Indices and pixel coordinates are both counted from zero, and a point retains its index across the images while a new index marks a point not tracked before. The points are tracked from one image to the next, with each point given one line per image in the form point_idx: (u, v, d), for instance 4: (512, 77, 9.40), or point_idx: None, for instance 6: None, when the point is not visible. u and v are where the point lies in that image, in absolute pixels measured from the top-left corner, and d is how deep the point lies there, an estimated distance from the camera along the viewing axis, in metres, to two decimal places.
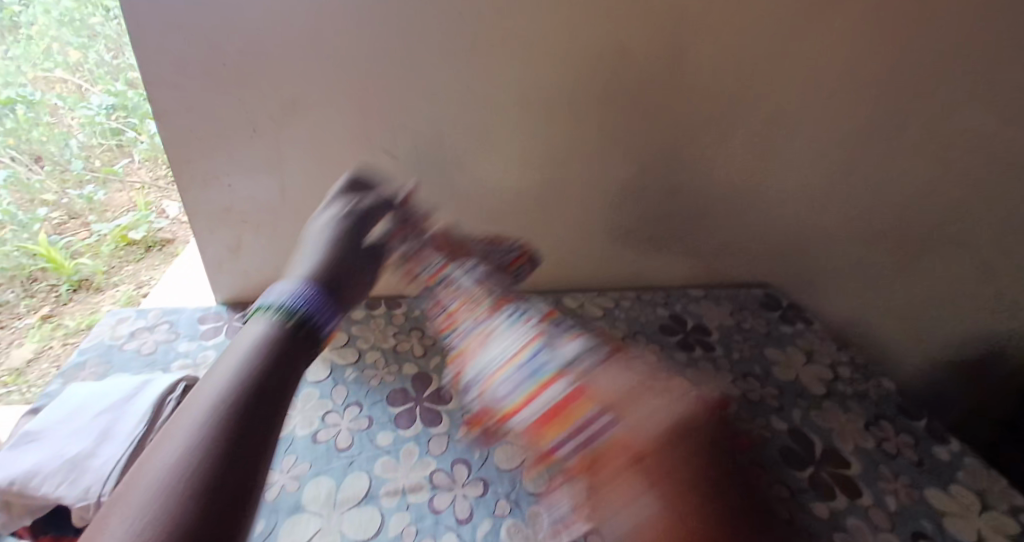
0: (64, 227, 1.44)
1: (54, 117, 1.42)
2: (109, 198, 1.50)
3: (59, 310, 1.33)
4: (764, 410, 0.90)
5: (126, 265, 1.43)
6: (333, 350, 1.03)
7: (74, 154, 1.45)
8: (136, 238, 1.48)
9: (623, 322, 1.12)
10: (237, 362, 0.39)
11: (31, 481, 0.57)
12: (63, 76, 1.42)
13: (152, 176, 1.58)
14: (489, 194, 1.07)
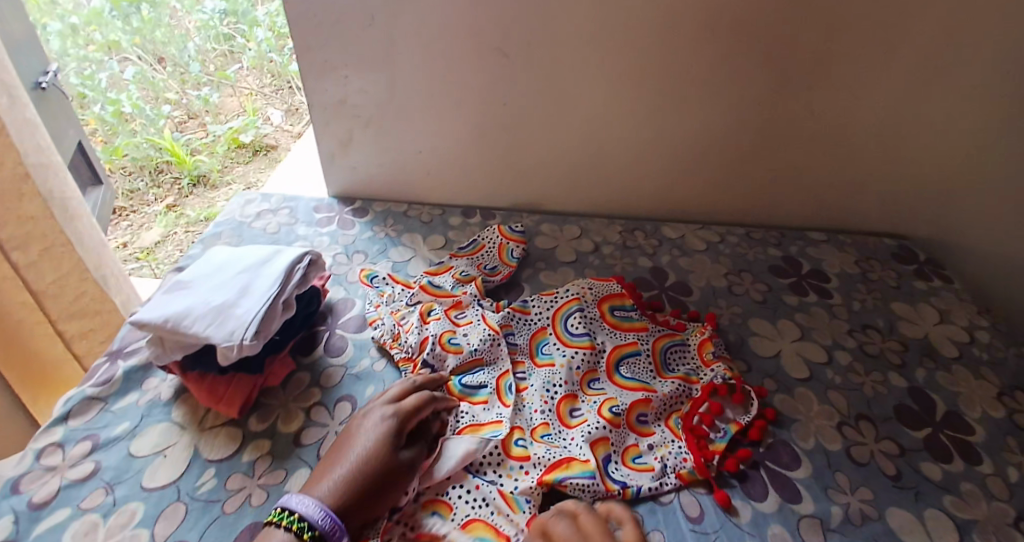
0: (185, 125, 1.78)
1: (175, 20, 1.75)
2: (222, 102, 1.82)
3: (182, 202, 1.64)
4: (882, 364, 0.83)
5: (238, 166, 1.70)
6: (432, 251, 1.02)
7: (192, 57, 1.78)
8: (246, 141, 1.72)
9: (728, 258, 1.04)
10: (356, 457, 0.58)
11: (183, 319, 0.63)
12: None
13: (258, 83, 1.85)
14: (599, 103, 1.02)
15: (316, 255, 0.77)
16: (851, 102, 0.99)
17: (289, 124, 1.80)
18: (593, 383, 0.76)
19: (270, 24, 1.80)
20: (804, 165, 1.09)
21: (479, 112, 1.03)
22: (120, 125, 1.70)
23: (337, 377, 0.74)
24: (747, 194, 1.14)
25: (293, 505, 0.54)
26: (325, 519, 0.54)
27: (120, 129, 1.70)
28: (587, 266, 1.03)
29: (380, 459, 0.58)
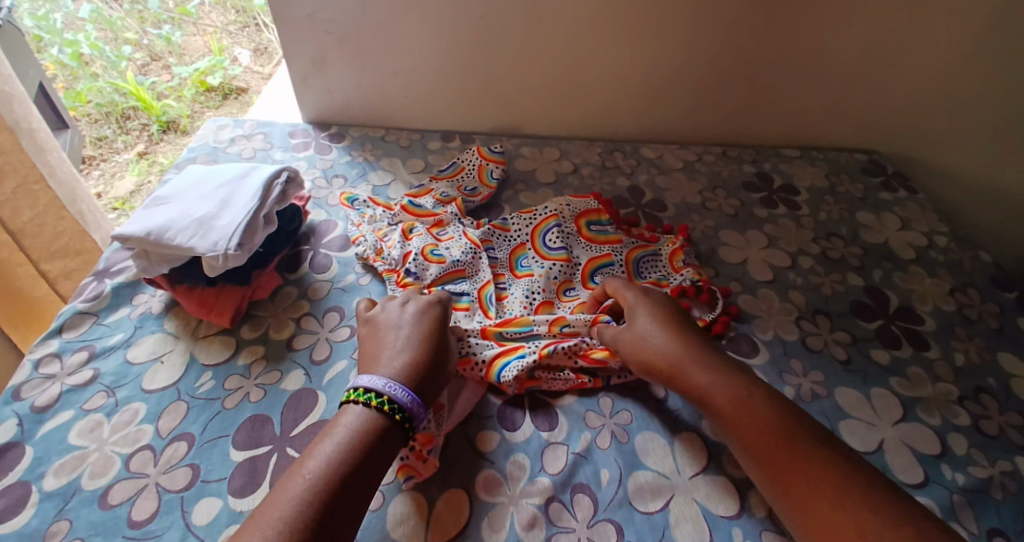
0: (147, 68, 1.70)
1: None
2: (185, 41, 1.75)
3: (153, 148, 1.58)
4: (843, 267, 0.88)
5: (209, 111, 1.65)
6: (412, 175, 1.03)
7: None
8: (214, 85, 1.67)
9: (703, 175, 1.07)
10: (409, 342, 0.60)
11: (166, 232, 0.63)
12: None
13: (222, 21, 1.79)
14: (577, 21, 1.01)
15: (295, 173, 0.77)
16: (830, 14, 0.98)
17: (259, 65, 1.75)
18: (568, 291, 0.79)
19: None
20: (780, 82, 1.09)
21: (455, 31, 1.02)
22: (79, 69, 1.61)
23: (324, 290, 0.76)
24: (724, 114, 1.15)
25: (376, 386, 0.55)
26: (403, 395, 0.55)
27: (80, 74, 1.60)
28: (567, 187, 1.05)
29: (431, 344, 0.61)
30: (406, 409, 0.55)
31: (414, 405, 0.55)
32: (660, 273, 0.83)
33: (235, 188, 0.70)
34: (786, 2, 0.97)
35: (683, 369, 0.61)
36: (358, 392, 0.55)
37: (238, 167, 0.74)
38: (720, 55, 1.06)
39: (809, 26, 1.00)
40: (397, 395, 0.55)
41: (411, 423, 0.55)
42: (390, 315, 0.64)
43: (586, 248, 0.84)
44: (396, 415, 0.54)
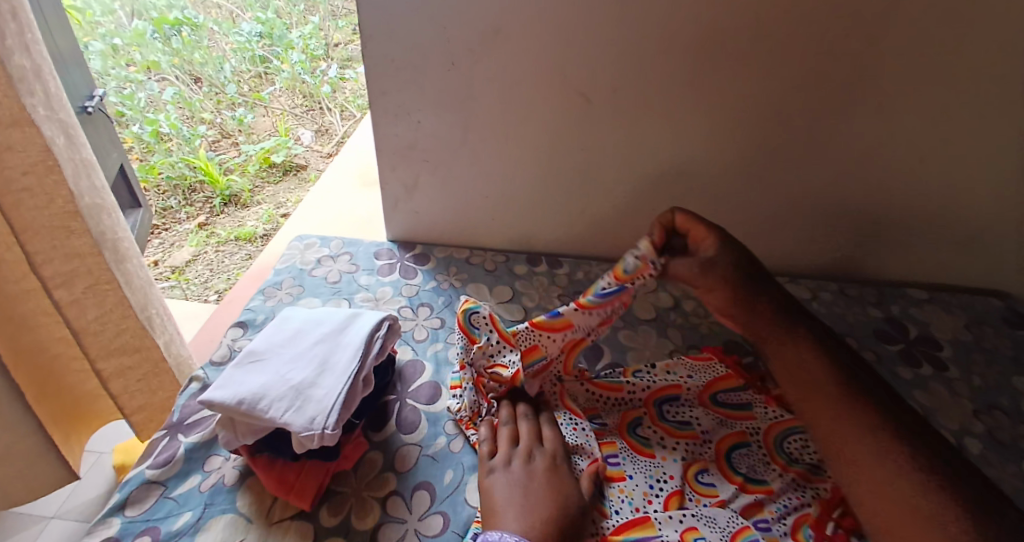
0: (218, 144, 1.72)
1: (212, 43, 1.78)
2: (255, 122, 1.79)
3: (213, 221, 1.57)
4: (1020, 456, 0.75)
5: (268, 186, 1.66)
6: (499, 306, 0.95)
7: (228, 78, 1.78)
8: (276, 161, 1.68)
9: (825, 318, 0.94)
10: (524, 475, 0.62)
11: (258, 402, 0.57)
12: (218, 2, 1.82)
13: (290, 104, 1.83)
14: (687, 151, 0.95)
15: (394, 320, 0.71)
16: (968, 157, 0.90)
17: (320, 145, 1.76)
18: (700, 476, 0.69)
19: (304, 47, 1.86)
20: (906, 222, 1.00)
21: (555, 159, 0.97)
22: (156, 145, 1.62)
23: (412, 458, 0.66)
24: (837, 248, 1.05)
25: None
26: None
27: (156, 149, 1.62)
28: (669, 326, 0.94)
29: (566, 504, 0.59)
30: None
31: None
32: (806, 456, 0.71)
33: (335, 345, 0.64)
34: (919, 147, 0.90)
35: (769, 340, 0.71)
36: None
37: (337, 317, 0.68)
38: (838, 191, 0.97)
39: (943, 167, 0.92)
40: None
41: None
42: (518, 463, 0.63)
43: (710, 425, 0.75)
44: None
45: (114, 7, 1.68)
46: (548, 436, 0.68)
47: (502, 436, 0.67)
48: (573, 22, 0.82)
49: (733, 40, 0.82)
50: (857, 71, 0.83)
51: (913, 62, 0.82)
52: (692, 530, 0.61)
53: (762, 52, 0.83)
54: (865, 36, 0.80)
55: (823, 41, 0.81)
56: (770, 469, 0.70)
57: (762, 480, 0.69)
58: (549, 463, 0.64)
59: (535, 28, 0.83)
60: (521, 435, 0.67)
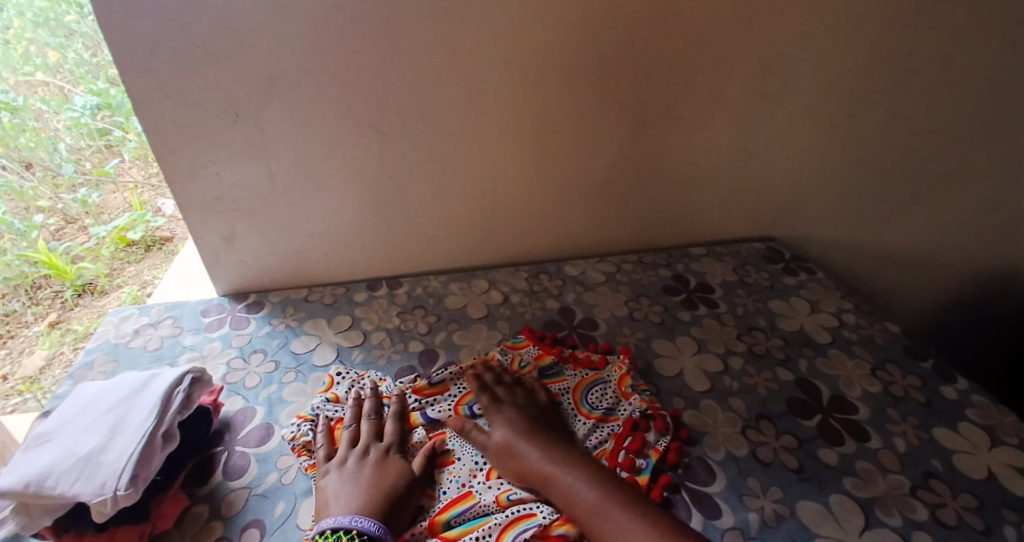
0: (62, 232, 1.55)
1: (40, 123, 1.48)
2: (103, 200, 1.62)
3: (67, 316, 1.45)
4: (770, 362, 0.94)
5: (129, 266, 1.57)
6: (338, 334, 1.00)
7: (65, 158, 1.54)
8: (134, 239, 1.61)
9: (626, 285, 1.12)
10: (362, 463, 0.71)
11: (45, 481, 0.59)
12: (44, 79, 1.47)
13: (143, 175, 1.69)
14: (484, 164, 1.07)
15: (202, 371, 0.75)
16: (702, 133, 1.10)
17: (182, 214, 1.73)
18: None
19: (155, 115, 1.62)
20: (674, 193, 1.18)
21: (366, 189, 1.05)
22: None
23: (241, 501, 0.70)
24: (633, 226, 1.22)
25: (343, 524, 0.62)
26: (366, 524, 0.63)
27: None
28: (500, 319, 1.05)
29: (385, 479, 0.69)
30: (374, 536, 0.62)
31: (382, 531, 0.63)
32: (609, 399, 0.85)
33: (130, 409, 0.67)
34: (662, 130, 1.09)
35: (519, 452, 0.73)
36: (327, 535, 0.62)
37: (135, 381, 0.71)
38: (616, 177, 1.14)
39: (685, 144, 1.11)
40: (364, 527, 0.62)
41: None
42: (351, 461, 0.72)
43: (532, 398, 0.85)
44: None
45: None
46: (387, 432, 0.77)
47: (345, 436, 0.76)
48: (342, 66, 0.91)
49: (484, 61, 0.95)
50: (592, 76, 1.00)
51: (629, 63, 0.99)
52: (506, 491, 0.71)
53: (513, 72, 0.97)
54: (586, 46, 0.96)
55: (557, 56, 0.97)
56: (577, 422, 0.82)
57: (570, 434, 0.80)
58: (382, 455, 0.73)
59: (309, 77, 0.92)
60: (360, 435, 0.76)
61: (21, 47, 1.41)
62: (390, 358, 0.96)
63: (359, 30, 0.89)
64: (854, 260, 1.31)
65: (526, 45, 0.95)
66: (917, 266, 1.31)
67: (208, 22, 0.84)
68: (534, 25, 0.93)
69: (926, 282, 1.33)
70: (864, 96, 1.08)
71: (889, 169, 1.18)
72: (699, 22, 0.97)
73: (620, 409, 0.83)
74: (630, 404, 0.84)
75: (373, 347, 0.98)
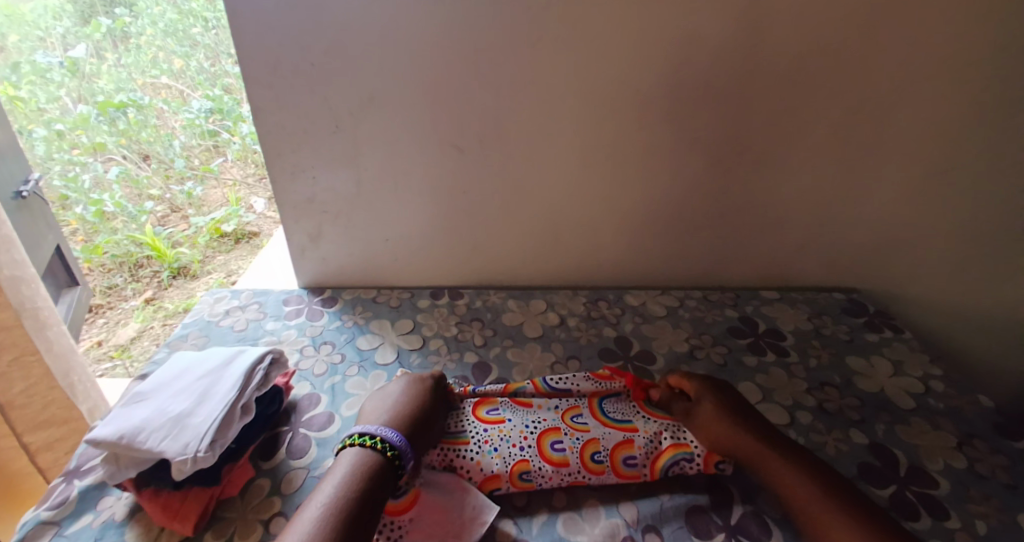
0: (166, 219, 1.73)
1: (160, 121, 1.70)
2: (205, 194, 1.79)
3: (160, 295, 1.59)
4: (842, 421, 0.89)
5: (219, 255, 1.70)
6: (399, 337, 1.04)
7: (177, 154, 1.73)
8: (228, 231, 1.72)
9: (688, 322, 1.09)
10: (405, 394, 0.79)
11: (139, 434, 0.65)
12: (168, 82, 1.70)
13: (241, 174, 1.84)
14: (558, 189, 1.08)
15: (279, 354, 0.80)
16: (785, 176, 1.07)
17: (272, 211, 1.81)
18: (593, 456, 0.78)
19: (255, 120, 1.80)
20: (752, 233, 1.14)
21: (442, 203, 1.10)
22: (100, 224, 1.61)
23: (299, 480, 0.73)
24: (702, 261, 1.19)
25: (372, 432, 0.70)
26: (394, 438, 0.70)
27: (100, 228, 1.62)
28: (554, 341, 1.05)
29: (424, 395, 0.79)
30: (398, 449, 0.69)
31: (404, 446, 0.70)
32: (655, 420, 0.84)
33: (216, 380, 0.73)
34: (743, 169, 1.06)
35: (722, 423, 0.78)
36: (356, 438, 0.70)
37: (223, 355, 0.77)
38: (690, 212, 1.12)
39: (768, 184, 1.08)
40: (387, 437, 0.70)
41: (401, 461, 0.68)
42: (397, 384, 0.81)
43: (606, 433, 0.81)
44: (388, 453, 0.68)
45: (59, 93, 1.58)
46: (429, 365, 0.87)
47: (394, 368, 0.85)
48: (437, 88, 0.97)
49: (570, 91, 0.97)
50: (675, 112, 1.00)
51: (715, 101, 0.99)
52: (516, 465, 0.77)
53: (597, 102, 0.99)
54: (672, 82, 0.97)
55: (642, 90, 0.98)
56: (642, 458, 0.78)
57: (634, 466, 0.78)
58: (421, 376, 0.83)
59: (407, 95, 0.97)
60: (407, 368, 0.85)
61: (151, 53, 1.68)
62: (446, 365, 0.98)
63: (456, 55, 0.94)
64: (948, 325, 1.20)
65: (611, 77, 0.96)
66: None
67: (324, 41, 0.92)
68: (622, 58, 0.94)
69: None
70: (970, 147, 1.01)
71: (996, 229, 1.09)
72: (793, 63, 0.95)
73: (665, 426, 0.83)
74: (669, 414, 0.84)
75: (430, 352, 1.00)
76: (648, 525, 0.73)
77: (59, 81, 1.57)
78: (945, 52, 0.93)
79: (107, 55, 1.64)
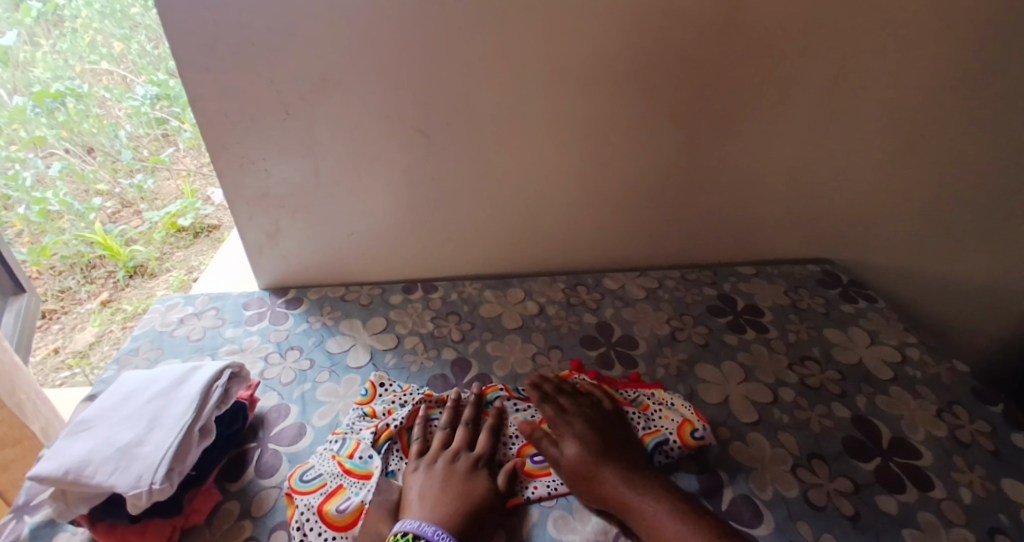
0: (118, 215, 1.61)
1: (104, 110, 1.56)
2: (158, 187, 1.67)
3: (118, 296, 1.49)
4: (826, 397, 0.88)
5: (178, 251, 1.61)
6: (372, 337, 0.99)
7: (125, 145, 1.61)
8: (185, 225, 1.64)
9: (667, 303, 1.07)
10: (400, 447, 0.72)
11: (85, 469, 0.59)
12: (110, 68, 1.55)
13: (196, 164, 1.73)
14: (529, 171, 1.04)
15: (240, 366, 0.75)
16: (760, 149, 1.04)
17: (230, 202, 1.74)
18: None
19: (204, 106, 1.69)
20: (728, 209, 1.13)
21: (408, 191, 1.04)
22: (46, 223, 1.47)
23: (271, 500, 0.69)
24: (678, 238, 1.17)
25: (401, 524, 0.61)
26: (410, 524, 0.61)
27: (47, 228, 1.46)
28: (534, 331, 1.02)
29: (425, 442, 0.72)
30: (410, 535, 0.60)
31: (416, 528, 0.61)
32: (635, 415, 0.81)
33: (170, 402, 0.67)
34: (718, 144, 1.03)
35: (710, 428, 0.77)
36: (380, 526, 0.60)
37: (177, 372, 0.71)
38: (665, 189, 1.09)
39: (743, 156, 1.05)
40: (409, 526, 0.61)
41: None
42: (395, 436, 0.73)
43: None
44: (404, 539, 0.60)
45: None
46: (478, 442, 0.74)
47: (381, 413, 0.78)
48: (395, 66, 0.90)
49: (538, 67, 0.92)
50: (648, 86, 0.96)
51: (687, 74, 0.95)
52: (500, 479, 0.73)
53: (566, 78, 0.94)
54: (645, 56, 0.93)
55: (613, 64, 0.93)
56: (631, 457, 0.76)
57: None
58: (470, 465, 0.70)
59: (362, 77, 0.91)
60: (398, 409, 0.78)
61: (88, 36, 1.52)
62: (423, 365, 0.94)
63: (414, 31, 0.87)
64: (918, 290, 1.22)
65: (580, 52, 0.91)
66: (988, 300, 1.21)
67: (267, 18, 0.84)
68: (592, 31, 0.89)
69: (999, 320, 1.22)
70: (940, 111, 1.00)
71: (965, 192, 1.09)
72: (767, 32, 0.91)
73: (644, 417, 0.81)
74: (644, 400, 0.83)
75: (405, 352, 0.96)
76: None
77: None
78: (919, 17, 0.91)
79: (41, 41, 1.44)
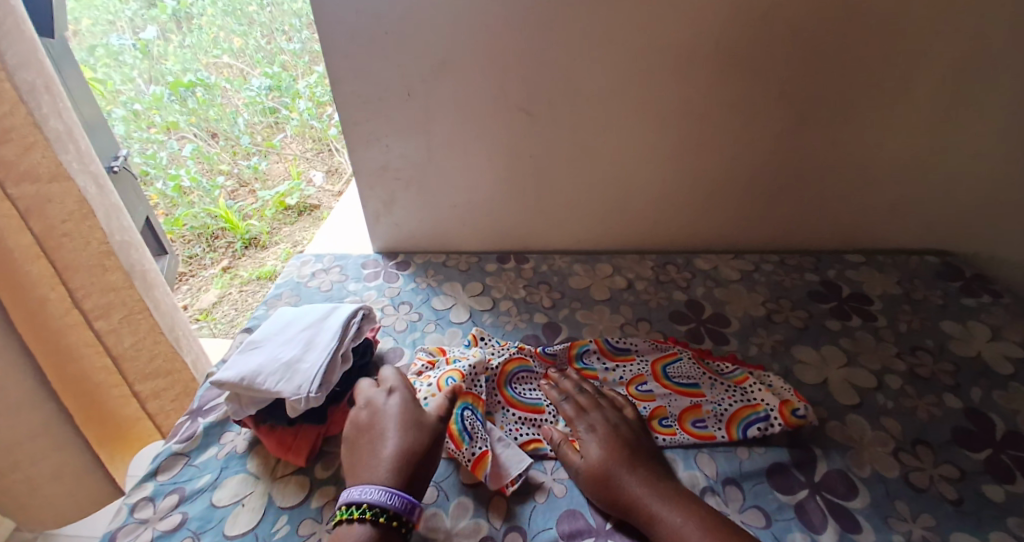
0: (236, 194, 1.81)
1: (226, 100, 1.80)
2: (269, 168, 1.87)
3: (235, 264, 1.67)
4: (935, 387, 0.85)
5: (284, 227, 1.77)
6: (470, 298, 1.07)
7: (242, 131, 1.83)
8: (291, 204, 1.79)
9: (764, 286, 1.07)
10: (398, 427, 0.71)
11: (257, 377, 0.72)
12: (229, 61, 1.81)
13: (301, 149, 1.92)
14: (627, 150, 1.07)
15: (369, 308, 0.86)
16: (874, 128, 1.01)
17: (330, 184, 1.88)
18: (662, 421, 0.79)
19: (310, 95, 1.88)
20: (833, 192, 1.10)
21: (509, 167, 1.11)
22: (179, 199, 1.70)
23: None
24: (775, 221, 1.15)
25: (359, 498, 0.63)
26: (396, 500, 0.64)
27: (178, 203, 1.70)
28: (622, 303, 1.05)
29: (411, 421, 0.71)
30: (398, 510, 0.63)
31: (403, 504, 0.64)
32: (717, 385, 0.83)
33: (317, 329, 0.79)
34: (827, 123, 1.01)
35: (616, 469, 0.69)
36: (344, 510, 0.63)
37: (321, 307, 0.83)
38: (766, 170, 1.08)
39: (851, 138, 1.02)
40: (384, 501, 0.63)
41: (407, 522, 0.63)
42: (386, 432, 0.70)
43: (672, 400, 0.82)
44: (389, 520, 0.62)
45: (132, 74, 1.67)
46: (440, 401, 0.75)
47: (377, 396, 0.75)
48: (507, 50, 0.97)
49: (644, 46, 0.95)
50: (755, 65, 0.96)
51: (800, 51, 0.94)
52: None
53: (672, 56, 0.96)
54: (756, 34, 0.93)
55: (722, 42, 0.94)
56: (717, 423, 0.79)
57: (705, 427, 0.78)
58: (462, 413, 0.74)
59: (475, 58, 0.98)
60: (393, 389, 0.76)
61: (211, 33, 1.78)
62: (517, 325, 1.01)
63: (528, 14, 0.93)
64: None
65: (688, 32, 0.93)
66: None
67: (398, 7, 0.94)
68: (699, 10, 0.91)
69: None
70: None
71: None
72: (886, 6, 0.89)
73: (730, 385, 0.83)
74: (730, 370, 0.85)
75: (501, 313, 1.03)
76: (729, 478, 0.73)
77: (131, 63, 1.66)
78: None
79: (172, 37, 1.73)
